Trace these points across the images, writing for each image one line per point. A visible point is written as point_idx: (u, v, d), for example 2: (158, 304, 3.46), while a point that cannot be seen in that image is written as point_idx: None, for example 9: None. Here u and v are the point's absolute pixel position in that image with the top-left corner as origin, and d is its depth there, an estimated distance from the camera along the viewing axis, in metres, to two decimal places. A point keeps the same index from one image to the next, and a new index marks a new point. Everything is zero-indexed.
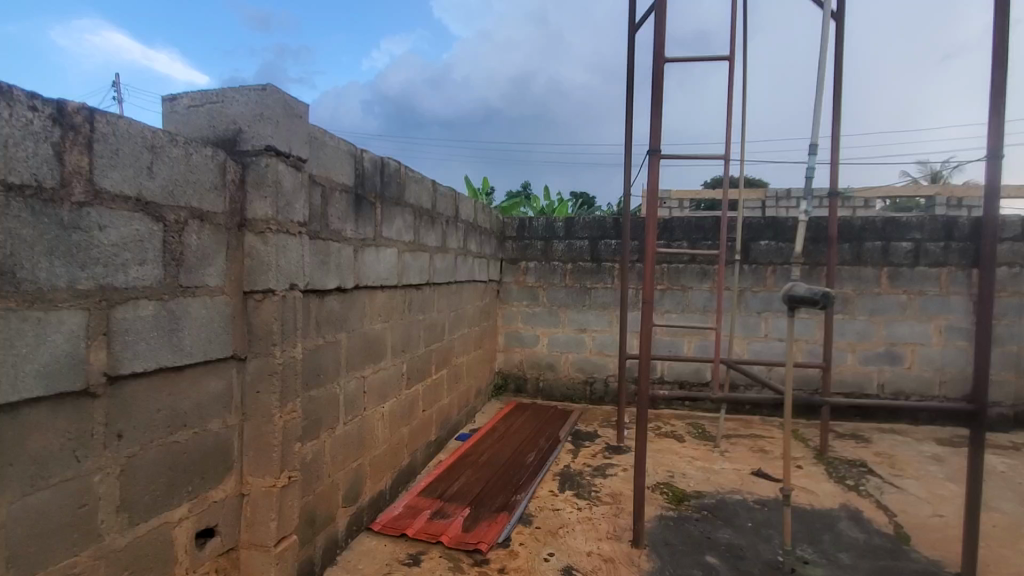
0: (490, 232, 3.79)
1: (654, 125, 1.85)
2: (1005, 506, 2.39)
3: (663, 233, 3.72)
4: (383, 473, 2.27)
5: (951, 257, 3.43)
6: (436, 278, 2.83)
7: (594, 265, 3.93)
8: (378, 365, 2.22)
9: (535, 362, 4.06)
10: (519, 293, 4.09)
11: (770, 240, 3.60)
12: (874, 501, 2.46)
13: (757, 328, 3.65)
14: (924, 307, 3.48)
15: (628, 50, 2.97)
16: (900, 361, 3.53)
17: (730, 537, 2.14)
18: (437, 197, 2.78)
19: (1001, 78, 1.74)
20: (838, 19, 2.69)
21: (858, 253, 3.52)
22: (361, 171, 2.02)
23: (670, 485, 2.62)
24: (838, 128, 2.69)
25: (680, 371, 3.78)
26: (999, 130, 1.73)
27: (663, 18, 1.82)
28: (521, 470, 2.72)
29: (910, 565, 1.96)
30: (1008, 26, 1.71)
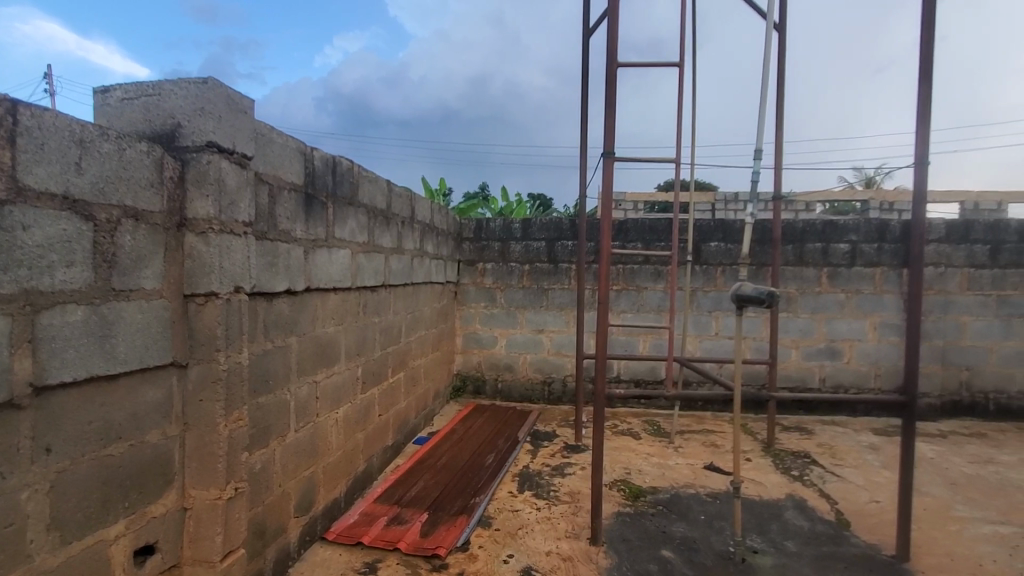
0: (447, 233, 3.76)
1: (608, 128, 1.87)
2: (934, 490, 2.55)
3: (619, 235, 3.79)
4: (337, 481, 2.21)
5: (884, 258, 3.65)
6: (392, 280, 2.78)
7: (552, 266, 3.96)
8: (331, 369, 2.16)
9: (493, 363, 4.05)
10: (477, 294, 4.07)
11: (720, 241, 3.73)
12: (818, 490, 2.58)
13: (708, 327, 3.77)
14: (860, 305, 3.69)
15: (583, 54, 3.01)
16: (840, 356, 3.72)
17: (684, 531, 2.20)
18: (392, 197, 2.74)
19: (927, 89, 1.86)
20: (781, 30, 2.81)
21: (800, 254, 3.70)
22: (311, 170, 1.95)
23: (627, 482, 2.66)
24: (781, 135, 2.81)
25: (636, 369, 3.86)
26: (925, 138, 1.85)
27: (616, 23, 1.85)
28: (479, 472, 2.70)
29: (850, 549, 2.06)
30: (933, 41, 1.83)
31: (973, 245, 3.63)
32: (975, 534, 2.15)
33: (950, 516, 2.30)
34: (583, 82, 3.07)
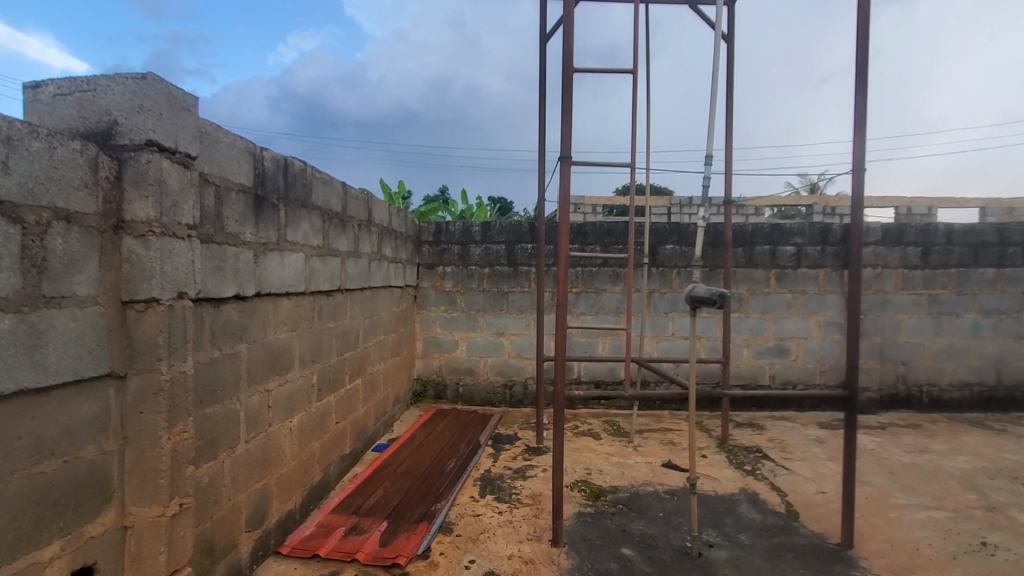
0: (405, 236, 3.71)
1: (564, 133, 1.89)
2: (875, 480, 2.70)
3: (577, 238, 3.84)
4: (292, 492, 2.14)
5: (827, 259, 3.84)
6: (349, 284, 2.71)
7: (512, 269, 3.97)
8: (284, 377, 2.09)
9: (453, 367, 4.02)
10: (436, 298, 4.04)
11: (675, 244, 3.83)
12: (769, 483, 2.68)
13: (665, 327, 3.86)
14: (806, 304, 3.86)
15: (540, 60, 3.03)
16: (788, 354, 3.88)
17: (643, 528, 2.24)
18: (348, 199, 2.68)
19: (862, 100, 1.96)
20: (729, 41, 2.92)
21: (750, 256, 3.84)
22: (261, 171, 1.89)
23: (587, 482, 2.69)
24: (730, 142, 2.91)
25: (595, 371, 3.91)
26: (862, 146, 1.95)
27: (572, 29, 1.87)
28: (440, 478, 2.67)
29: (800, 539, 2.15)
30: (867, 55, 1.94)
31: (907, 247, 3.86)
32: (912, 520, 2.28)
33: (889, 504, 2.43)
34: (541, 86, 3.10)
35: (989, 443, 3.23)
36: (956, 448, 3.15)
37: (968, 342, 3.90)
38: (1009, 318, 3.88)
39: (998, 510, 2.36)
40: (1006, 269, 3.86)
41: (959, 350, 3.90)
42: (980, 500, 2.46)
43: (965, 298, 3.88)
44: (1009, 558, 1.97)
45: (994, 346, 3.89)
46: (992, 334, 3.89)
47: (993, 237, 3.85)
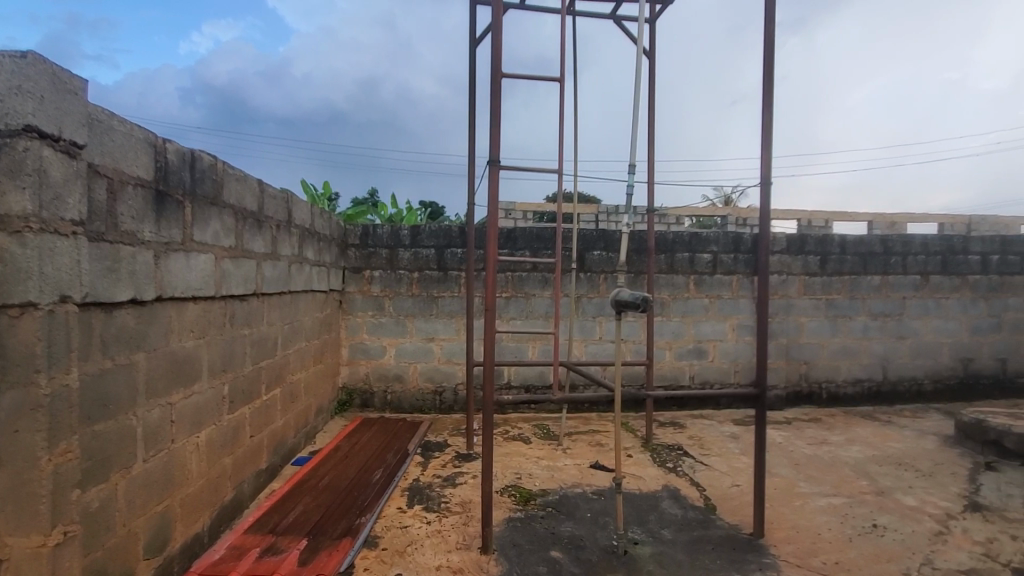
0: (330, 239, 3.56)
1: (492, 137, 1.89)
2: (783, 471, 2.90)
3: (507, 243, 3.86)
4: (199, 514, 1.97)
5: (739, 266, 4.10)
6: (266, 289, 2.56)
7: (441, 274, 3.92)
8: (190, 389, 1.93)
9: (381, 374, 3.90)
10: (363, 302, 3.91)
11: (602, 250, 3.94)
12: (689, 479, 2.80)
13: (592, 331, 3.96)
14: (721, 309, 4.10)
15: (470, 65, 3.03)
16: (706, 356, 4.10)
17: (572, 529, 2.27)
18: (264, 198, 2.53)
19: (768, 118, 2.11)
20: (651, 57, 3.05)
21: (671, 263, 4.03)
22: (163, 164, 1.74)
23: (517, 487, 2.69)
24: (652, 153, 3.04)
25: (525, 375, 3.94)
26: (769, 161, 2.09)
27: (500, 35, 1.87)
28: (366, 490, 2.57)
29: (717, 531, 2.26)
30: (772, 77, 2.09)
31: (808, 256, 4.21)
32: (814, 507, 2.46)
33: (795, 493, 2.62)
34: (471, 91, 3.09)
35: (877, 433, 3.57)
36: (850, 438, 3.45)
37: (860, 342, 4.29)
38: (893, 320, 4.32)
39: (886, 494, 2.61)
40: (889, 276, 4.30)
41: (852, 349, 4.29)
42: (871, 486, 2.70)
43: (857, 302, 4.28)
44: (895, 538, 2.18)
45: (881, 346, 4.32)
46: (879, 335, 4.31)
47: (879, 247, 4.28)
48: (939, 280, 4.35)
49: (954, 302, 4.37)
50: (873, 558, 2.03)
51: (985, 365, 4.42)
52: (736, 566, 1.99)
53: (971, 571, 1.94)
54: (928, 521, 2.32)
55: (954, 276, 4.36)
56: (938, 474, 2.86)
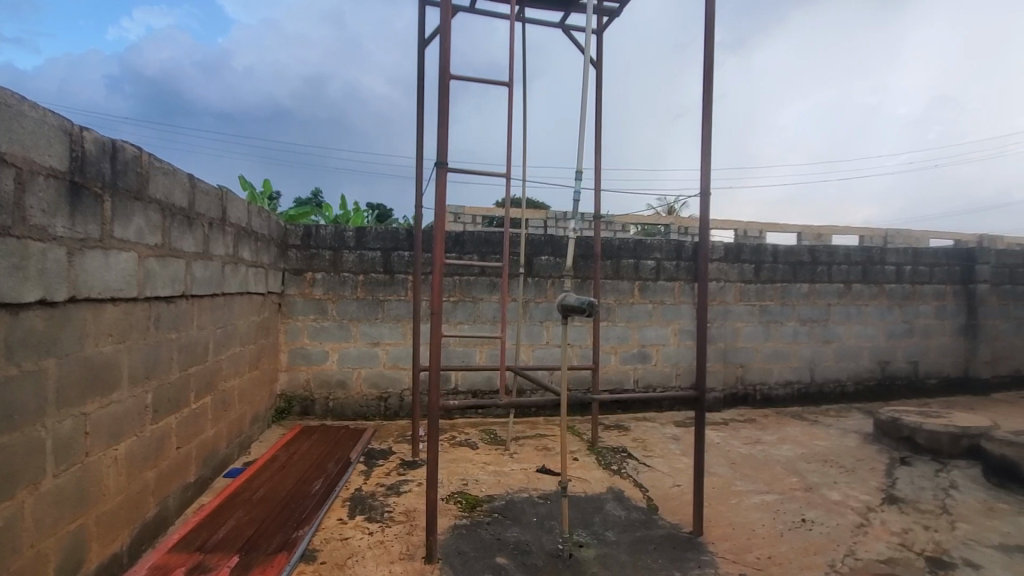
0: (268, 238, 3.41)
1: (440, 138, 1.86)
2: (721, 470, 3.01)
3: (455, 247, 3.83)
4: (117, 532, 1.82)
5: (681, 273, 4.24)
6: (195, 290, 2.41)
7: (388, 277, 3.83)
8: (108, 398, 1.78)
9: (323, 380, 3.76)
10: (304, 306, 3.76)
11: (550, 255, 3.98)
12: (633, 481, 2.86)
13: (540, 336, 3.99)
14: (664, 314, 4.23)
15: (419, 65, 2.98)
16: (649, 359, 4.21)
17: (518, 534, 2.26)
18: (195, 194, 2.38)
19: (707, 131, 2.19)
20: (598, 67, 3.11)
21: (617, 269, 4.12)
22: (80, 154, 1.60)
23: (463, 493, 2.65)
24: (599, 160, 3.10)
25: (473, 380, 3.91)
26: (708, 173, 2.17)
27: (449, 36, 1.85)
28: (304, 501, 2.46)
29: (658, 531, 2.31)
30: (711, 92, 2.17)
31: (743, 264, 4.41)
32: (749, 504, 2.57)
33: (732, 491, 2.72)
34: (420, 92, 3.04)
35: (806, 432, 3.77)
36: (782, 438, 3.63)
37: (790, 346, 4.54)
38: (819, 326, 4.60)
39: (813, 490, 2.76)
40: (816, 284, 4.58)
41: (783, 353, 4.52)
42: (801, 482, 2.85)
43: (788, 308, 4.53)
44: (822, 531, 2.30)
45: (809, 350, 4.58)
46: (807, 339, 4.57)
47: (807, 257, 4.54)
48: (860, 288, 4.67)
49: (872, 308, 4.70)
50: (802, 551, 2.13)
51: (899, 368, 4.78)
52: (677, 564, 2.04)
53: (889, 560, 2.08)
54: (851, 514, 2.47)
55: (873, 284, 4.70)
56: (860, 469, 3.05)
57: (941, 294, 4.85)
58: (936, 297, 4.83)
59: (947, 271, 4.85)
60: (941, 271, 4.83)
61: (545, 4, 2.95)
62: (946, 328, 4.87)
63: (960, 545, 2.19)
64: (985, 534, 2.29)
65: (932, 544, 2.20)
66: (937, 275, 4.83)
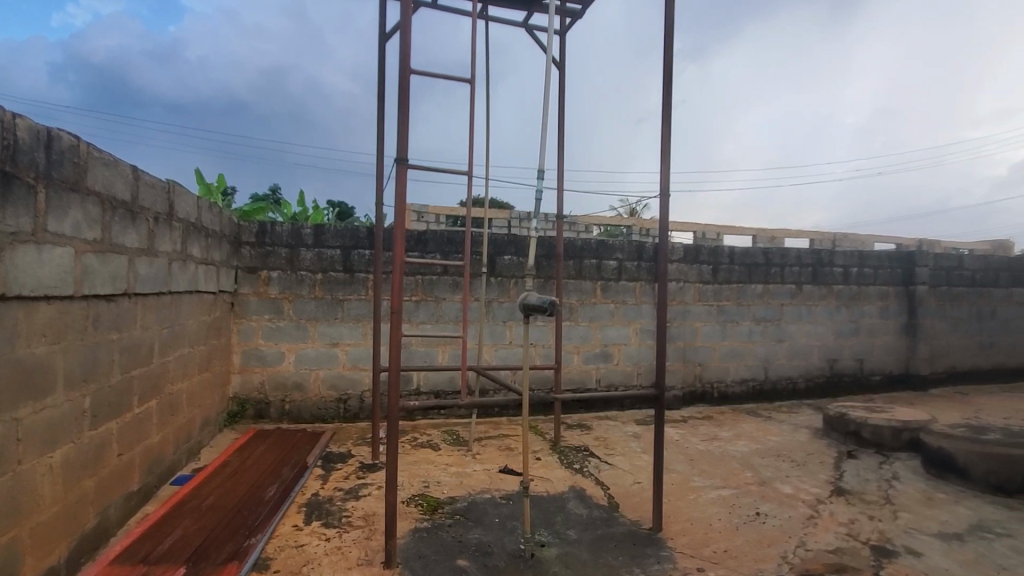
0: (219, 235, 3.26)
1: (400, 135, 1.82)
2: (680, 467, 3.06)
3: (417, 246, 3.77)
4: (54, 545, 1.70)
5: (642, 273, 4.31)
6: (139, 288, 2.28)
7: (347, 276, 3.74)
8: (41, 404, 1.66)
9: (278, 382, 3.64)
10: (259, 305, 3.63)
11: (513, 255, 3.97)
12: (594, 479, 2.88)
13: (502, 336, 3.97)
14: (626, 314, 4.28)
15: (379, 59, 2.92)
16: (611, 359, 4.25)
17: (479, 536, 2.23)
18: (138, 187, 2.26)
19: (667, 133, 2.22)
20: (561, 68, 3.12)
21: (579, 269, 4.15)
22: (11, 141, 1.49)
23: (424, 495, 2.61)
24: (562, 161, 3.11)
25: (435, 380, 3.87)
26: (668, 174, 2.21)
27: (409, 30, 1.81)
28: (257, 508, 2.36)
29: (619, 528, 2.33)
30: (671, 95, 2.20)
31: (701, 265, 4.52)
32: (707, 499, 2.62)
33: (690, 487, 2.78)
34: (380, 87, 2.98)
35: (760, 428, 3.89)
36: (738, 434, 3.73)
37: (745, 345, 4.68)
38: (773, 325, 4.76)
39: (767, 484, 2.84)
40: (770, 285, 4.74)
41: (739, 352, 4.66)
42: (755, 477, 2.94)
43: (743, 308, 4.66)
44: (774, 524, 2.37)
45: (763, 348, 4.73)
46: (762, 338, 4.72)
47: (761, 258, 4.70)
48: (811, 289, 4.86)
49: (822, 309, 4.90)
50: (756, 544, 2.19)
51: (847, 365, 4.99)
52: (637, 560, 2.06)
53: (837, 550, 2.16)
54: (802, 506, 2.56)
55: (823, 286, 4.90)
56: (810, 463, 3.17)
57: (885, 295, 5.10)
58: (880, 297, 5.08)
59: (890, 273, 5.10)
60: (884, 274, 5.08)
61: (508, 3, 2.93)
62: (889, 327, 5.12)
63: (902, 534, 2.30)
64: (925, 522, 2.41)
65: (877, 534, 2.30)
66: (881, 277, 5.07)
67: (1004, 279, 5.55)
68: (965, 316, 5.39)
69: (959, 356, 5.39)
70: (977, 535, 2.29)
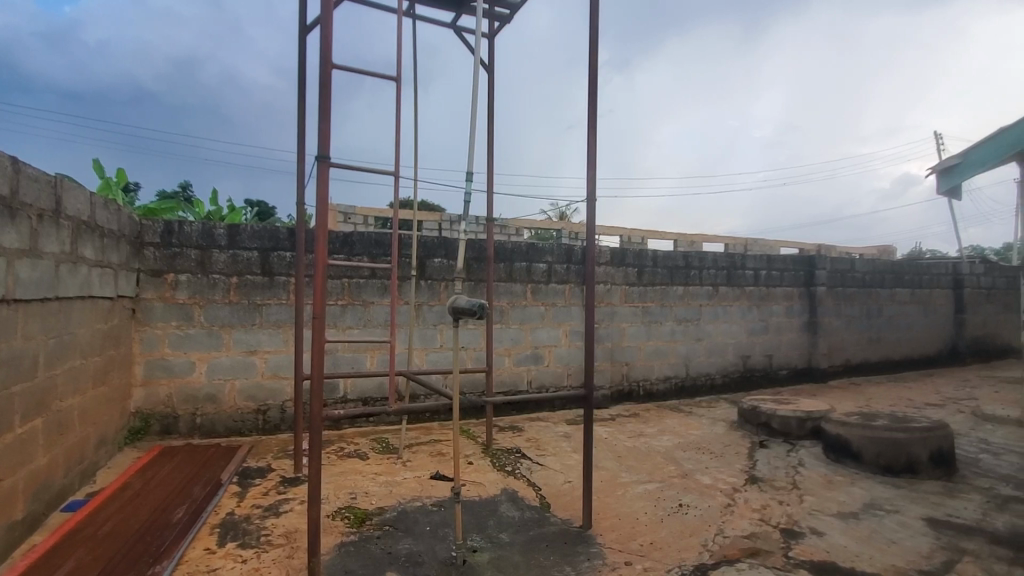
0: (116, 235, 2.97)
1: (321, 131, 1.73)
2: (609, 464, 3.15)
3: (343, 248, 3.63)
4: None
5: (571, 276, 4.40)
6: (20, 294, 2.03)
7: (266, 279, 3.53)
8: None
9: (188, 395, 3.37)
10: (165, 311, 3.34)
11: (443, 257, 3.93)
12: (526, 480, 2.90)
13: (433, 340, 3.91)
14: (556, 316, 4.35)
15: (299, 53, 2.78)
16: (542, 361, 4.30)
17: (409, 546, 2.17)
18: (19, 180, 2.01)
19: (593, 140, 2.28)
20: (490, 72, 3.12)
21: (510, 272, 4.17)
22: None
23: (352, 507, 2.50)
24: (492, 164, 3.11)
25: (363, 387, 3.74)
26: (595, 180, 2.26)
27: (330, 22, 1.73)
28: (163, 532, 2.16)
29: (550, 528, 2.35)
30: (597, 103, 2.26)
31: (627, 268, 4.68)
32: (634, 494, 2.71)
33: (618, 483, 2.86)
34: (300, 82, 2.84)
35: (682, 423, 4.08)
36: (662, 429, 3.89)
37: (668, 344, 4.90)
38: (693, 325, 5.01)
39: (688, 476, 2.98)
40: (690, 286, 4.99)
41: (663, 350, 4.87)
42: (678, 470, 3.08)
43: (666, 308, 4.88)
44: (695, 514, 2.49)
45: (684, 347, 4.98)
46: (683, 338, 4.96)
47: (682, 262, 4.94)
48: (726, 290, 5.18)
49: (736, 308, 5.23)
50: (679, 534, 2.29)
51: (758, 361, 5.36)
52: (568, 559, 2.08)
53: (751, 535, 2.29)
54: (720, 496, 2.71)
55: (736, 287, 5.23)
56: (727, 454, 3.36)
57: (790, 295, 5.52)
58: (786, 298, 5.49)
59: (794, 276, 5.53)
60: (789, 276, 5.51)
61: (435, 3, 2.89)
62: (794, 325, 5.56)
63: (807, 515, 2.48)
64: (826, 504, 2.62)
65: (786, 517, 2.47)
66: (787, 279, 5.49)
67: (888, 281, 6.19)
68: (857, 314, 5.96)
69: (853, 350, 5.94)
70: (870, 512, 2.52)
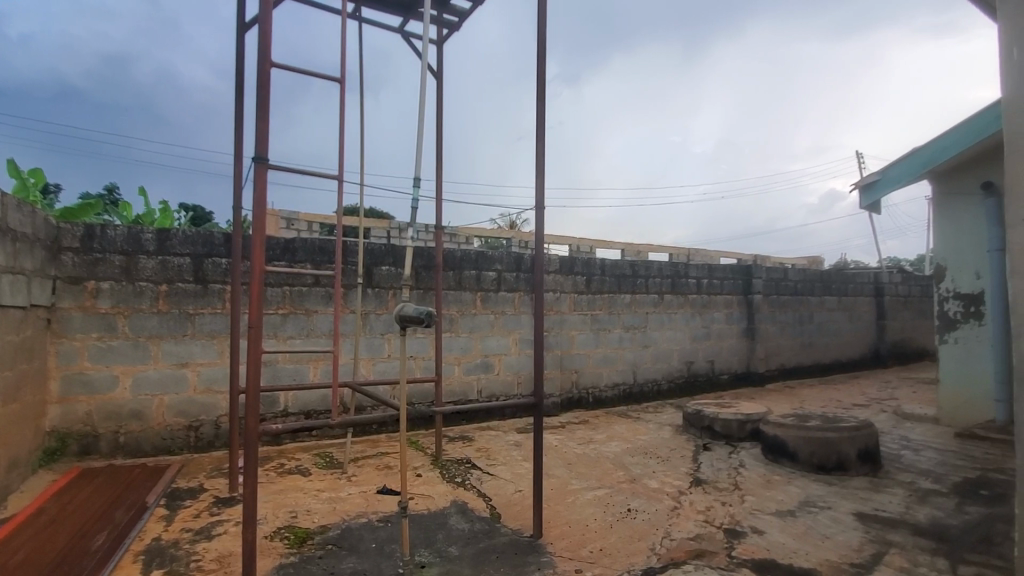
0: (30, 239, 2.72)
1: (259, 132, 1.65)
2: (558, 471, 3.15)
3: (284, 254, 3.48)
4: None
5: (520, 284, 4.40)
6: None
7: (199, 287, 3.34)
8: None
9: (110, 412, 3.12)
10: (85, 321, 3.08)
11: (390, 265, 3.84)
12: (476, 491, 2.85)
13: (380, 349, 3.81)
14: (505, 324, 4.34)
15: (238, 51, 2.66)
16: (492, 369, 4.28)
17: (354, 565, 2.08)
18: None
19: (542, 148, 2.29)
20: (439, 79, 3.10)
21: (459, 280, 4.13)
22: None
23: (292, 527, 2.38)
24: (442, 171, 3.07)
25: (305, 400, 3.59)
26: (543, 188, 2.27)
27: (269, 20, 1.66)
28: (81, 562, 1.97)
29: (501, 539, 2.32)
30: (545, 112, 2.27)
31: (576, 276, 4.74)
32: (583, 501, 2.72)
33: (568, 490, 2.86)
34: (238, 81, 2.71)
35: (630, 429, 4.15)
36: (610, 435, 3.95)
37: (616, 351, 4.98)
38: (639, 332, 5.13)
39: (636, 480, 3.03)
40: (636, 294, 5.11)
41: (611, 357, 4.95)
42: (626, 475, 3.12)
43: (614, 316, 4.97)
44: (643, 518, 2.52)
45: (631, 354, 5.08)
46: (630, 344, 5.07)
47: (628, 270, 5.05)
48: (670, 298, 5.33)
49: (680, 316, 5.39)
50: (628, 539, 2.31)
51: (700, 367, 5.54)
52: (519, 569, 2.06)
53: (697, 537, 2.34)
54: (667, 499, 2.76)
55: (680, 295, 5.40)
56: (673, 458, 3.44)
57: (730, 303, 5.76)
58: (726, 305, 5.72)
59: (733, 284, 5.78)
60: (729, 284, 5.75)
61: (381, 6, 2.85)
62: (734, 331, 5.79)
63: (749, 515, 2.57)
64: (766, 503, 2.72)
65: (728, 518, 2.54)
66: (726, 287, 5.73)
67: (818, 289, 6.58)
68: (790, 321, 6.28)
69: (787, 355, 6.26)
70: (805, 509, 2.64)
